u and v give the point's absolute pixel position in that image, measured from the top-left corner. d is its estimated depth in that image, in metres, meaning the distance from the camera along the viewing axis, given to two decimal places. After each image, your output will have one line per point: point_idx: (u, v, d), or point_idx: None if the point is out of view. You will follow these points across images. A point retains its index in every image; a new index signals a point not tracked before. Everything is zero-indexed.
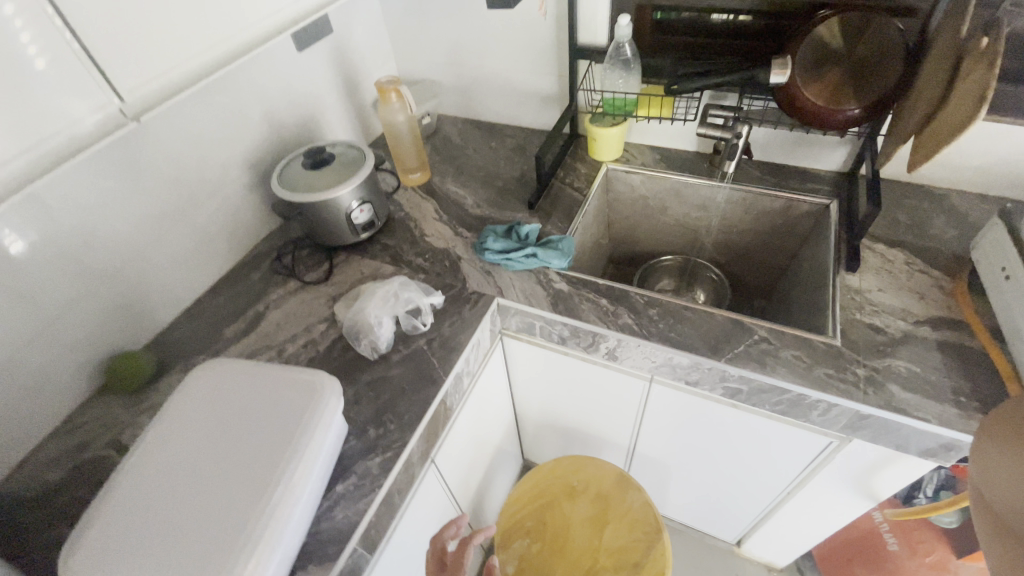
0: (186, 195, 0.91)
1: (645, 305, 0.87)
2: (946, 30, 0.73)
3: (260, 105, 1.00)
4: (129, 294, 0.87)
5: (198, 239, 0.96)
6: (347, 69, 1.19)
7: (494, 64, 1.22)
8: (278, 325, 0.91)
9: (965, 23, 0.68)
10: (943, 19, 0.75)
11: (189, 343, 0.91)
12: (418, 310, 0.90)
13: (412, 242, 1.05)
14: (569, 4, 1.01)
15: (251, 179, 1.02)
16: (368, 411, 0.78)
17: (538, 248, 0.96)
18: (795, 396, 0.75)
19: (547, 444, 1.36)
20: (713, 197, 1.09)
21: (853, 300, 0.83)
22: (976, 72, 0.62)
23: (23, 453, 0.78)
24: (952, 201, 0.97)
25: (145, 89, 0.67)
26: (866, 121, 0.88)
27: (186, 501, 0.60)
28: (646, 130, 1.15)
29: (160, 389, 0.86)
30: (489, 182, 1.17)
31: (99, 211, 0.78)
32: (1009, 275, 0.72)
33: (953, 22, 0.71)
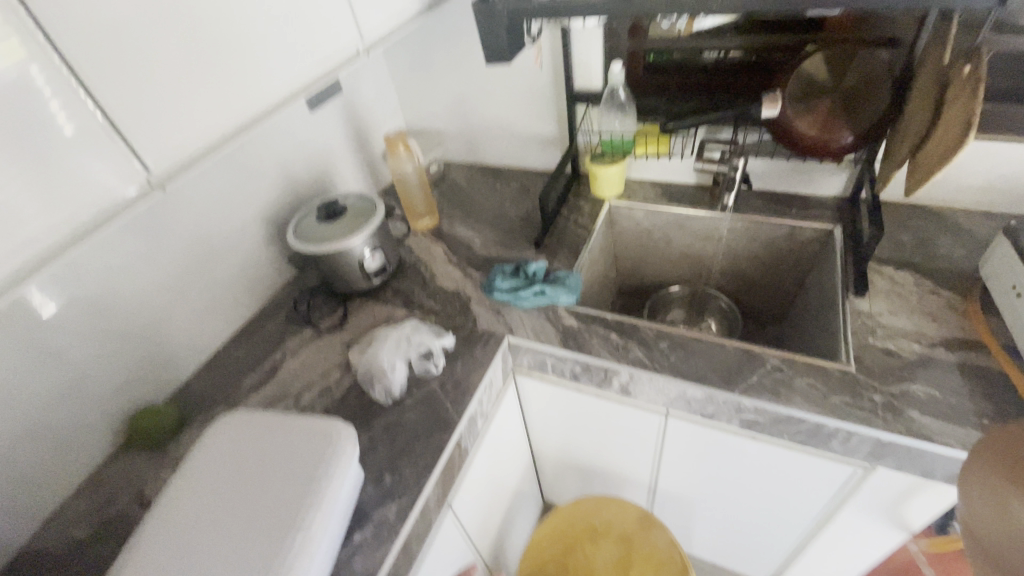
0: (206, 252, 0.95)
1: (655, 338, 0.88)
2: (930, 59, 0.75)
3: (276, 163, 1.05)
4: (152, 349, 0.90)
5: (217, 293, 0.99)
6: (357, 124, 1.25)
7: (496, 111, 1.28)
8: (294, 373, 0.93)
9: (947, 52, 0.70)
10: (925, 49, 0.77)
11: (209, 395, 0.93)
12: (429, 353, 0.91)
13: (423, 285, 1.08)
14: (564, 53, 1.06)
15: (267, 232, 1.07)
16: (384, 456, 0.78)
17: (546, 285, 0.98)
18: (814, 425, 0.74)
19: (565, 483, 1.34)
20: (716, 227, 1.11)
21: (864, 325, 0.83)
22: (962, 98, 0.64)
23: (49, 511, 0.80)
24: (957, 220, 0.97)
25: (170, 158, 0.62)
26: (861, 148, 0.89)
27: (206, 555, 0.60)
28: (645, 166, 1.18)
29: (181, 442, 0.87)
30: (495, 224, 1.20)
31: (125, 272, 0.82)
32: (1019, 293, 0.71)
33: (936, 51, 0.73)
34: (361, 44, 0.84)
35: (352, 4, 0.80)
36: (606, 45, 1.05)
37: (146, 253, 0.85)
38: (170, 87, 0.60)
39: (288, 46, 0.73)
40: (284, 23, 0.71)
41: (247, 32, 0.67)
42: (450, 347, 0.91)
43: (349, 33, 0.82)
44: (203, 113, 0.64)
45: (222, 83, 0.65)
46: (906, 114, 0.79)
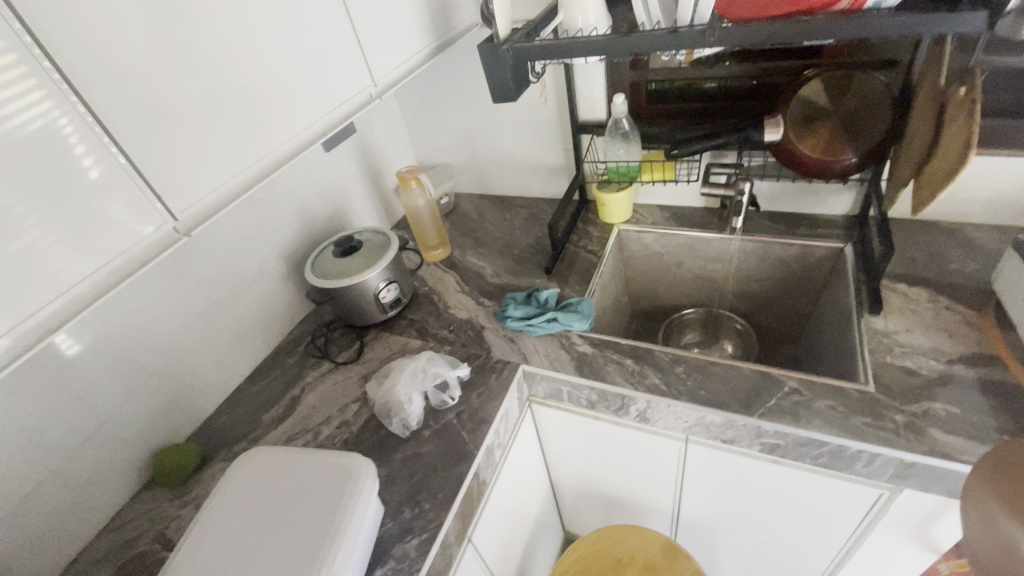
0: (227, 290, 0.98)
1: (671, 362, 0.88)
2: (927, 80, 0.76)
3: (293, 202, 1.09)
4: (175, 388, 0.92)
5: (238, 330, 1.02)
6: (369, 161, 1.29)
7: (504, 143, 1.31)
8: (313, 408, 0.95)
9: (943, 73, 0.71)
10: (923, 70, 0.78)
11: (229, 431, 0.95)
12: (445, 384, 0.91)
13: (437, 315, 1.09)
14: (567, 87, 1.10)
15: (285, 269, 1.10)
16: (402, 490, 0.78)
17: (558, 312, 0.98)
18: (836, 448, 0.73)
19: (586, 512, 1.32)
20: (726, 249, 1.12)
21: (882, 343, 0.82)
22: (960, 118, 0.65)
23: (76, 552, 0.81)
24: (969, 234, 0.96)
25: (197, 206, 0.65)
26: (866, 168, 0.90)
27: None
28: (653, 191, 1.20)
29: (203, 479, 0.88)
30: (506, 252, 1.22)
31: (150, 313, 0.85)
32: None
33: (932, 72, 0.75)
34: (371, 85, 0.88)
35: (363, 50, 0.85)
36: (608, 78, 1.08)
37: (169, 294, 0.88)
38: (194, 135, 0.63)
39: (303, 92, 0.76)
40: (300, 72, 0.75)
41: (264, 81, 0.70)
42: (466, 377, 0.91)
43: (360, 75, 0.85)
44: (225, 159, 0.67)
45: (242, 130, 0.68)
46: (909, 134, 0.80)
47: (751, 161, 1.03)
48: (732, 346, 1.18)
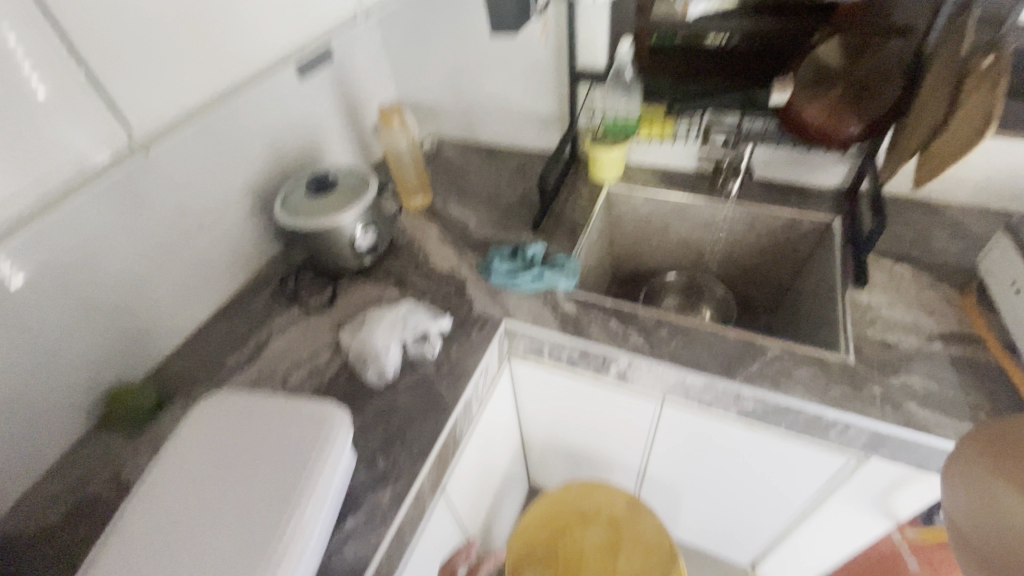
0: (188, 223, 0.90)
1: (656, 324, 0.86)
2: (946, 50, 0.73)
3: (263, 131, 1.00)
4: (130, 325, 0.85)
5: (200, 267, 0.94)
6: (348, 94, 1.19)
7: (495, 87, 1.23)
8: (282, 353, 0.90)
9: (966, 44, 0.68)
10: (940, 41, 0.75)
11: (190, 373, 0.89)
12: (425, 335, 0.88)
13: (416, 265, 1.04)
14: (569, 28, 1.02)
15: (253, 204, 1.01)
16: (377, 440, 0.76)
17: (544, 268, 0.95)
18: (812, 416, 0.74)
19: (553, 468, 1.33)
20: (716, 215, 1.09)
21: (863, 316, 0.83)
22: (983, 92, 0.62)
23: (21, 491, 0.76)
24: (954, 215, 0.97)
25: (153, 121, 0.64)
26: (867, 139, 0.88)
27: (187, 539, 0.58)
28: (646, 150, 1.14)
29: (161, 422, 0.83)
30: (491, 204, 1.17)
31: (101, 242, 0.77)
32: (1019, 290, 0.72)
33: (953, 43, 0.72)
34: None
35: None
36: (612, 22, 1.02)
37: (121, 222, 0.79)
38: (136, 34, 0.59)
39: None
40: None
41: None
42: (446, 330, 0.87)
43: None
44: (182, 76, 0.64)
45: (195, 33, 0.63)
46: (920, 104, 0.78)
47: (752, 124, 0.99)
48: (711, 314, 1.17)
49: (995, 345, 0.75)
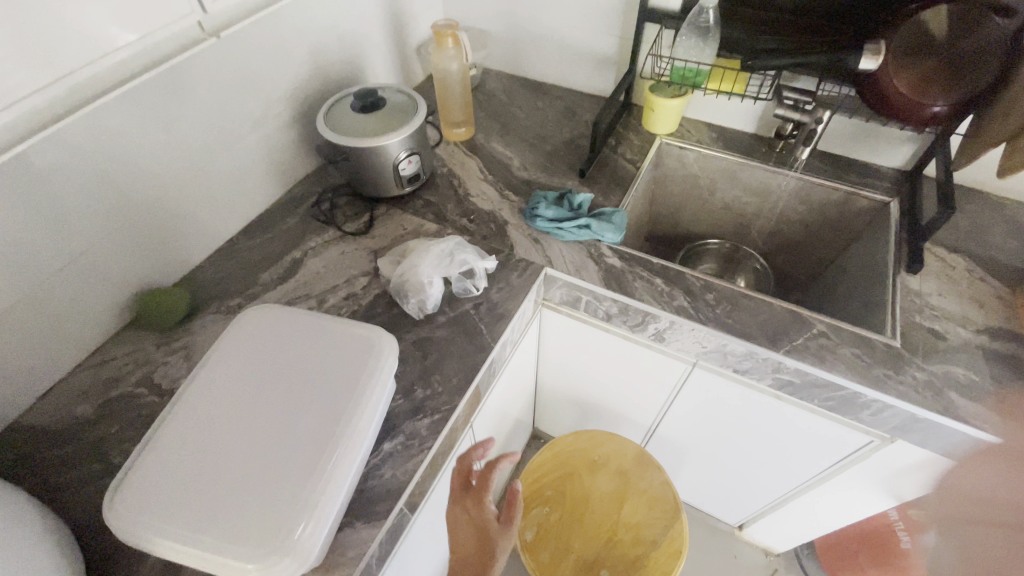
0: (227, 127, 0.85)
1: (702, 288, 0.85)
2: None
3: (309, 36, 0.93)
4: (164, 228, 0.82)
5: (237, 175, 0.90)
6: (397, 7, 1.11)
7: (553, 18, 1.15)
8: (317, 274, 0.88)
9: None
10: None
11: (222, 284, 0.87)
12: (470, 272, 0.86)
13: (456, 200, 1.01)
14: None
15: (293, 115, 0.96)
16: (414, 371, 0.75)
17: (592, 219, 0.92)
18: (850, 394, 0.74)
19: (561, 417, 1.36)
20: (769, 183, 1.06)
21: (912, 303, 0.82)
22: None
23: (52, 382, 0.76)
24: (1015, 212, 0.95)
25: None
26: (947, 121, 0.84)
27: (239, 450, 0.58)
28: (704, 105, 1.10)
29: (192, 330, 0.82)
30: (536, 145, 1.12)
31: (141, 136, 0.73)
32: None
33: None
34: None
35: None
36: None
37: (160, 115, 0.74)
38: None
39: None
40: None
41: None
42: (490, 270, 0.85)
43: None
44: None
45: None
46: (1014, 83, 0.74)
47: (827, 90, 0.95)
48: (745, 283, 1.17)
49: None
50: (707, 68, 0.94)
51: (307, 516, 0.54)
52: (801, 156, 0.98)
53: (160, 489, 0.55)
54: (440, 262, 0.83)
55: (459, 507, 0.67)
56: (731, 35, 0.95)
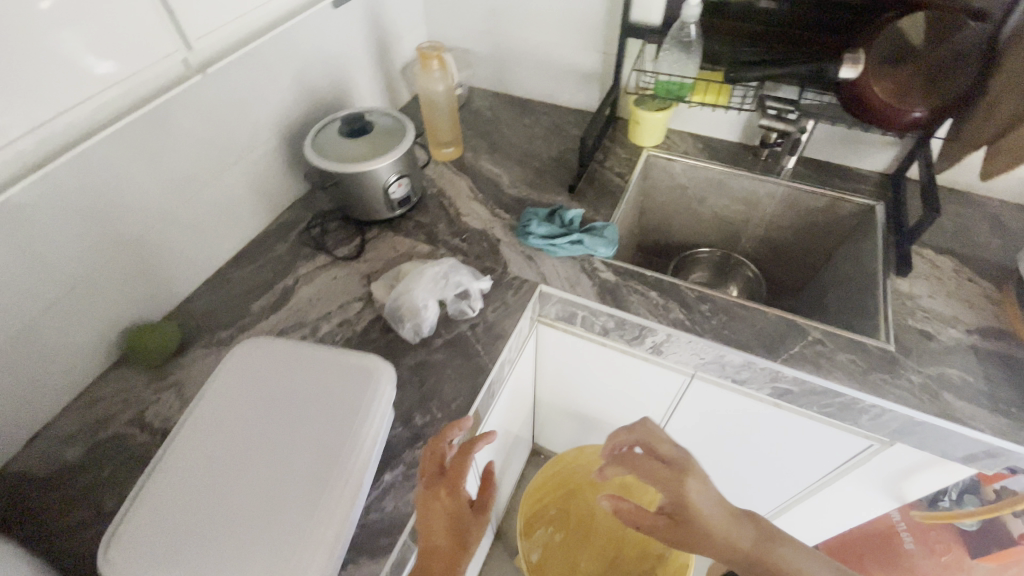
0: (214, 157, 0.84)
1: (697, 300, 0.85)
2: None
3: (295, 63, 0.93)
4: (151, 262, 0.80)
5: (225, 205, 0.89)
6: (381, 31, 1.12)
7: (536, 36, 1.16)
8: (309, 302, 0.87)
9: None
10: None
11: (213, 316, 0.86)
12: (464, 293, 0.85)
13: (448, 220, 1.01)
14: None
15: (280, 142, 0.95)
16: (412, 397, 0.74)
17: (584, 234, 0.93)
18: (848, 400, 0.75)
19: (560, 432, 1.35)
20: (756, 191, 1.07)
21: (904, 306, 0.83)
22: None
23: (39, 425, 0.73)
24: (997, 211, 0.96)
25: None
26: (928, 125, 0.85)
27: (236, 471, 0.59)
28: (688, 117, 1.11)
29: (184, 364, 0.80)
30: (524, 162, 1.13)
31: (125, 170, 0.72)
32: None
33: None
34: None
35: None
36: None
37: (145, 148, 0.73)
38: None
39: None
40: None
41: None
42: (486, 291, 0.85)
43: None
44: None
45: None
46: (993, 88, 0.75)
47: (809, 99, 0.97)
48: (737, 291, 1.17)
49: None
50: (691, 81, 0.96)
51: (313, 558, 0.53)
52: (787, 163, 1.01)
53: (166, 510, 0.56)
54: (434, 284, 0.82)
55: (433, 497, 0.60)
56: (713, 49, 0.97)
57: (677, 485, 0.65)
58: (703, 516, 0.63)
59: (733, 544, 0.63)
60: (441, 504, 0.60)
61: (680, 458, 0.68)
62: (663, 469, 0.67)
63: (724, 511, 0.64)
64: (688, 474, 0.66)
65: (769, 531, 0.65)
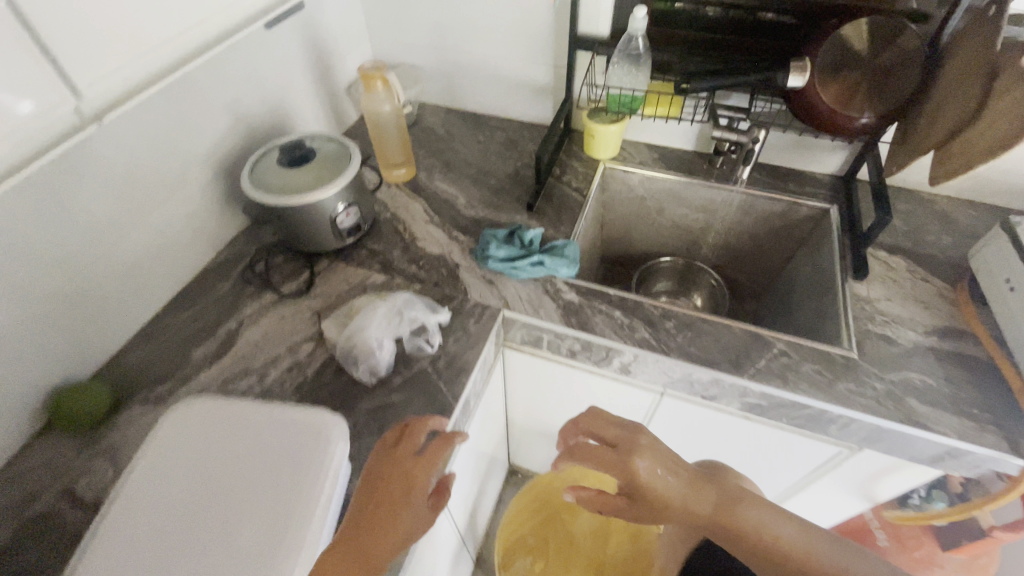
0: (141, 196, 0.77)
1: (662, 316, 0.83)
2: (971, 44, 0.72)
3: (227, 90, 0.87)
4: (75, 316, 0.73)
5: (157, 246, 0.83)
6: (322, 51, 1.07)
7: (484, 49, 1.13)
8: (256, 346, 0.81)
9: (998, 39, 0.67)
10: (965, 33, 0.74)
11: (150, 368, 0.79)
12: (422, 328, 0.81)
13: (402, 246, 0.96)
14: None
15: (217, 174, 0.89)
16: (372, 445, 0.70)
17: (544, 254, 0.90)
18: (817, 412, 0.74)
19: (535, 451, 1.32)
20: (713, 198, 1.07)
21: (864, 310, 0.83)
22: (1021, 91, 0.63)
23: None
24: (945, 208, 0.98)
25: None
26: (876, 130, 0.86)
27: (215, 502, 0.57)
28: (642, 127, 1.10)
29: (119, 426, 0.73)
30: (480, 180, 1.09)
31: (36, 221, 0.65)
32: (1014, 287, 0.74)
33: (978, 38, 0.71)
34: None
35: None
36: None
37: (58, 195, 0.66)
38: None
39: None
40: None
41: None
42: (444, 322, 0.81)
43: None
44: None
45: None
46: (938, 94, 0.77)
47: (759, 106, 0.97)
48: (701, 300, 1.16)
49: (988, 340, 0.77)
50: (642, 94, 0.94)
51: None
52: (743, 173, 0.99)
53: (136, 544, 0.53)
54: (389, 320, 0.77)
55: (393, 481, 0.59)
56: (662, 59, 0.95)
57: (623, 464, 0.65)
58: (657, 488, 0.63)
59: (693, 510, 0.63)
60: (399, 487, 0.59)
61: (624, 436, 0.67)
62: (609, 453, 0.66)
63: (679, 479, 0.64)
64: (633, 450, 0.65)
65: (732, 494, 0.64)
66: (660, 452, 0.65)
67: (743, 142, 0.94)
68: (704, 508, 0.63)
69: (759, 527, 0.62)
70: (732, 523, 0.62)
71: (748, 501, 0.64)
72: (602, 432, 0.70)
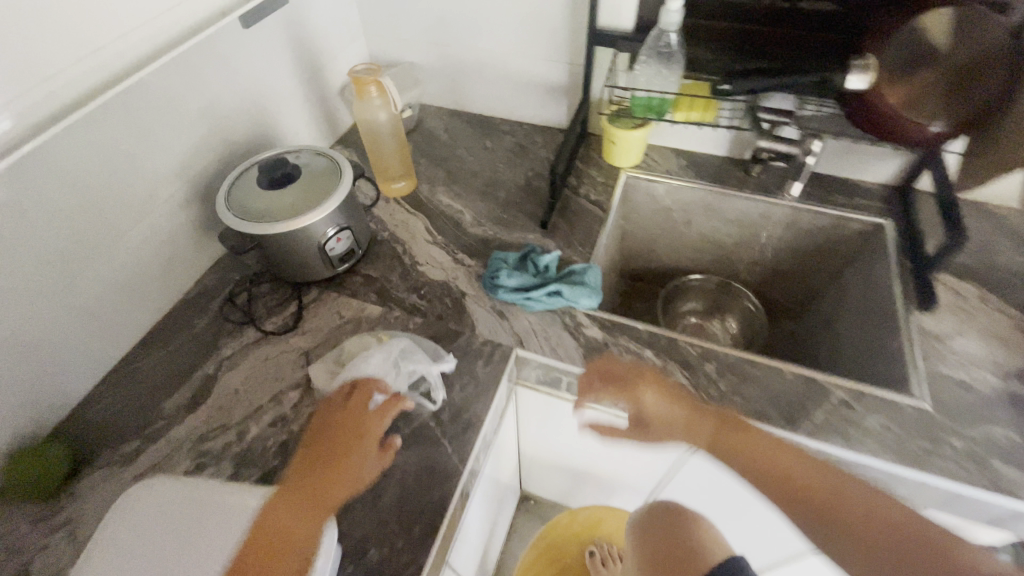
0: (98, 227, 0.67)
1: (699, 357, 0.73)
2: None
3: (200, 101, 0.76)
4: (22, 369, 0.63)
5: (121, 282, 0.72)
6: (310, 50, 0.96)
7: (491, 45, 1.02)
8: (235, 395, 0.71)
9: None
10: None
11: (115, 423, 0.69)
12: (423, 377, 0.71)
13: (402, 272, 0.86)
14: None
15: (191, 195, 0.79)
16: (367, 522, 0.60)
17: (562, 283, 0.79)
18: (885, 476, 0.63)
19: (549, 483, 1.22)
20: (749, 211, 0.95)
21: (933, 349, 0.72)
22: None
23: None
24: (1017, 224, 0.87)
25: None
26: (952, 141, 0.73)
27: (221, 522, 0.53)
28: (668, 132, 0.99)
29: (76, 495, 0.64)
30: (488, 193, 0.98)
31: None
32: None
33: None
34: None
35: None
36: None
37: None
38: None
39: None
40: None
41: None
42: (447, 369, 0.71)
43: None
44: None
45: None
46: None
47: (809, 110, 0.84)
48: (734, 323, 1.05)
49: None
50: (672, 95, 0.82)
51: None
52: (790, 189, 0.91)
53: None
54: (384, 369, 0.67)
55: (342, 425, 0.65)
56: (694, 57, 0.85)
57: (634, 398, 0.70)
58: (657, 416, 0.71)
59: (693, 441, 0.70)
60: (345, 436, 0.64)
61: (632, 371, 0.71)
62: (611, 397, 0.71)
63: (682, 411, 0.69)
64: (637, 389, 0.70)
65: (738, 421, 0.66)
66: (666, 387, 0.70)
67: (795, 155, 0.86)
68: (704, 437, 0.68)
69: (771, 448, 0.64)
70: (743, 447, 0.65)
71: (753, 429, 0.65)
72: (612, 369, 0.72)
